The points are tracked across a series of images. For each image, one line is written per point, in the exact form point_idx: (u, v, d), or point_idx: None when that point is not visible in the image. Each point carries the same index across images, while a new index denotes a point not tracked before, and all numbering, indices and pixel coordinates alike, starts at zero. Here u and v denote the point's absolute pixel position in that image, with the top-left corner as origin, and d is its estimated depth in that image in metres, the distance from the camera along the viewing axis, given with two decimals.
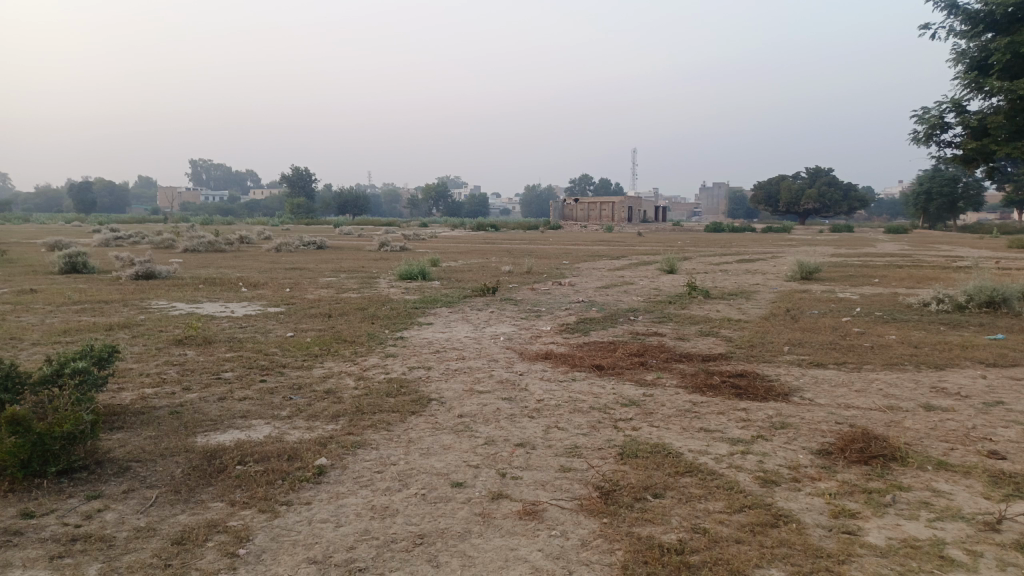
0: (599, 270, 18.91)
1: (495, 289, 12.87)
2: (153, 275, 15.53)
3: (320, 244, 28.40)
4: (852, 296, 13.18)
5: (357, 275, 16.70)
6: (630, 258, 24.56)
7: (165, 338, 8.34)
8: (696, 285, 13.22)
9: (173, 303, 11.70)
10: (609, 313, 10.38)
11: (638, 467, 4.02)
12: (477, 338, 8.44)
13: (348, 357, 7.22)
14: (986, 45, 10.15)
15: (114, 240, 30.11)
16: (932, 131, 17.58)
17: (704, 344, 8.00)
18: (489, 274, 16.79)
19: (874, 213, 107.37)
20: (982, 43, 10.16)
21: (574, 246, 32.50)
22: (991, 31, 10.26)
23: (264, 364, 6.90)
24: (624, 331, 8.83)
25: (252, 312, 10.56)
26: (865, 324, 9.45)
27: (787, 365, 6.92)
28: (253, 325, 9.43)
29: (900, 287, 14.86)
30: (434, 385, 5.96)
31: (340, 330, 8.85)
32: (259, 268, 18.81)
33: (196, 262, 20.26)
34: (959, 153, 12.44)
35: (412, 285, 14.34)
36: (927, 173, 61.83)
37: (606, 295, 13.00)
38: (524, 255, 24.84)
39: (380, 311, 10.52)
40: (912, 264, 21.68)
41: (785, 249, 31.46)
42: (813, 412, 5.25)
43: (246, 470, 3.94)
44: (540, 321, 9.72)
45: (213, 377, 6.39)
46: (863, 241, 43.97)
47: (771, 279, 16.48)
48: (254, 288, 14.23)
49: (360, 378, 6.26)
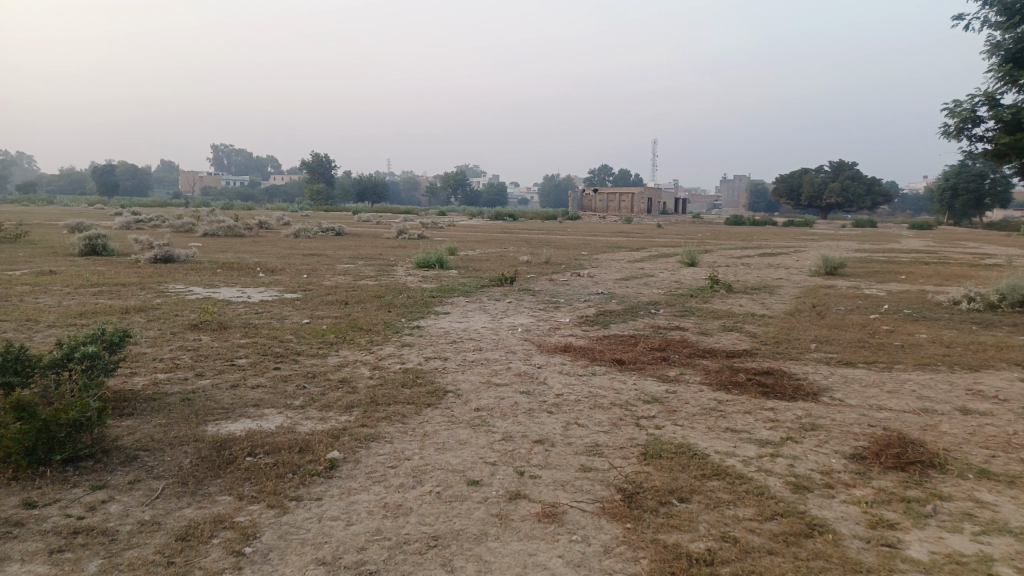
0: (618, 262, 18.69)
1: (513, 279, 12.70)
2: (171, 259, 15.53)
3: (339, 230, 28.37)
4: (879, 292, 12.87)
5: (375, 262, 16.61)
6: (649, 249, 24.28)
7: (180, 323, 8.27)
8: (719, 279, 12.97)
9: (189, 287, 11.65)
10: (629, 305, 10.19)
11: (663, 468, 3.85)
12: (494, 328, 8.29)
13: (364, 346, 7.09)
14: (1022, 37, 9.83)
15: (134, 223, 30.31)
16: (963, 125, 17.15)
17: (728, 340, 7.79)
18: (508, 263, 16.62)
19: (898, 208, 105.76)
20: (1018, 35, 9.84)
21: (592, 237, 32.23)
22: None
23: (278, 352, 6.79)
24: (645, 324, 8.63)
25: (268, 298, 10.49)
26: (893, 322, 9.18)
27: (815, 363, 6.69)
28: (269, 311, 9.35)
29: (928, 283, 14.50)
30: (450, 376, 5.82)
31: (356, 317, 8.74)
32: (277, 254, 18.77)
33: (215, 246, 20.27)
34: (992, 148, 12.10)
35: (429, 274, 14.21)
36: (954, 169, 60.70)
37: (626, 287, 12.79)
38: (542, 245, 24.64)
39: (397, 299, 10.40)
40: (939, 261, 21.23)
41: (808, 243, 31.00)
42: (844, 413, 5.04)
43: (256, 462, 3.82)
44: (559, 312, 9.55)
45: (227, 363, 6.29)
46: (887, 237, 43.19)
47: (795, 273, 16.18)
48: (272, 273, 14.17)
49: (375, 368, 6.13)
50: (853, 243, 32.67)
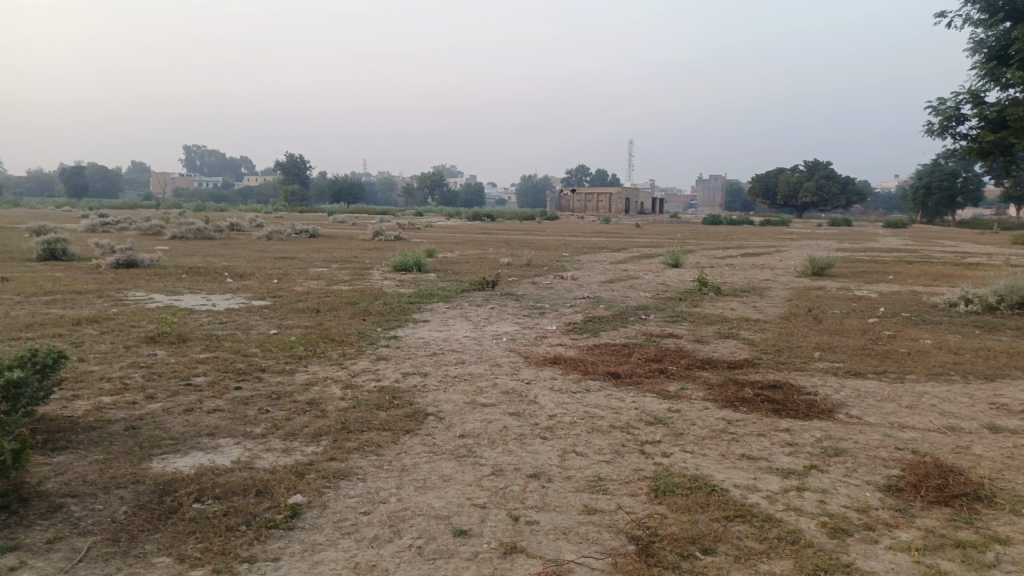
0: (601, 263, 18.21)
1: (494, 282, 12.16)
2: (134, 263, 14.78)
3: (313, 232, 27.60)
4: (871, 293, 12.52)
5: (350, 265, 15.98)
6: (631, 250, 23.88)
7: (136, 335, 7.62)
8: (707, 281, 12.55)
9: (150, 294, 10.95)
10: (617, 310, 9.70)
11: (678, 509, 3.34)
12: (477, 338, 7.74)
13: (336, 361, 6.51)
14: (1005, 35, 9.63)
15: (100, 225, 29.38)
16: (947, 123, 16.94)
17: (726, 348, 7.32)
18: (488, 266, 16.10)
19: (871, 206, 106.76)
20: (1002, 32, 9.63)
21: (572, 237, 31.85)
22: (1012, 20, 9.74)
23: (241, 368, 6.18)
24: (637, 331, 8.14)
25: (235, 306, 9.85)
26: (894, 326, 8.79)
27: (822, 375, 6.24)
28: (235, 320, 8.72)
29: (917, 284, 14.21)
30: (430, 395, 5.27)
31: (328, 327, 8.15)
32: (247, 257, 18.05)
33: (182, 250, 19.48)
34: (977, 146, 11.89)
35: (407, 277, 13.65)
36: (927, 167, 61.23)
37: (612, 291, 12.33)
38: (522, 246, 24.09)
39: (372, 306, 9.81)
40: (921, 261, 21.04)
41: (788, 244, 30.72)
42: (867, 435, 4.57)
43: (204, 510, 3.25)
44: (545, 319, 9.02)
45: (183, 383, 5.69)
46: (864, 236, 43.26)
47: (781, 274, 15.83)
48: (240, 278, 13.50)
49: (347, 387, 5.56)
50: (833, 243, 32.50)
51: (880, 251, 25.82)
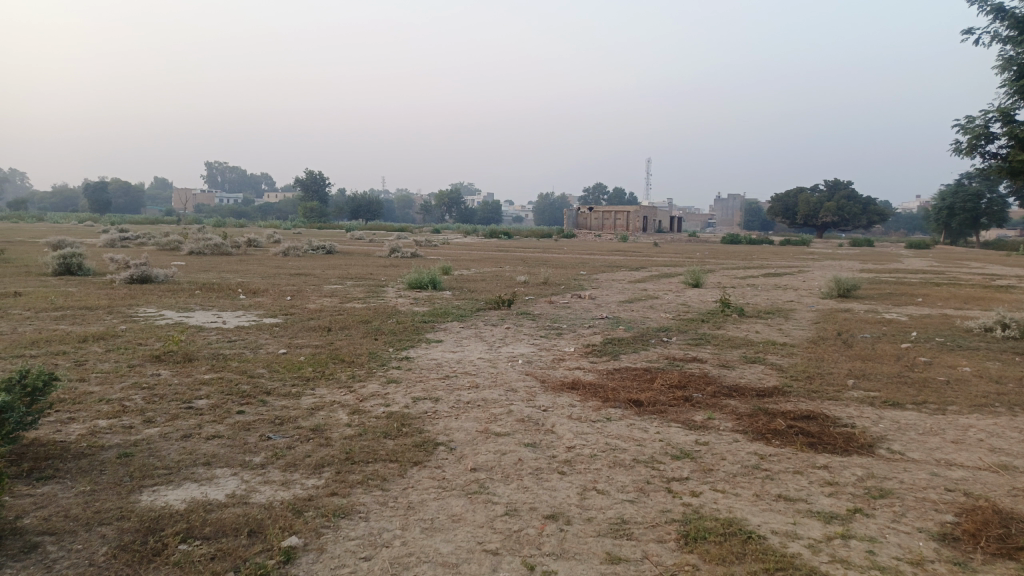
0: (619, 283, 17.90)
1: (511, 301, 11.89)
2: (148, 279, 14.67)
3: (329, 248, 27.50)
4: (900, 316, 12.10)
5: (365, 282, 15.79)
6: (649, 269, 23.55)
7: (142, 354, 7.40)
8: (730, 302, 12.19)
9: (161, 311, 10.79)
10: (637, 332, 9.37)
11: (712, 560, 3.02)
12: (492, 360, 7.44)
13: (344, 383, 6.24)
14: None
15: (119, 240, 29.49)
16: (976, 142, 16.52)
17: (753, 375, 6.96)
18: (505, 284, 15.83)
19: (893, 227, 105.54)
20: None
21: (590, 256, 31.59)
22: None
23: (245, 391, 5.93)
24: (658, 355, 7.81)
25: (246, 323, 9.64)
26: (928, 352, 8.38)
27: (858, 405, 5.87)
28: (244, 339, 8.49)
29: (947, 307, 13.74)
30: (442, 423, 4.98)
31: (339, 347, 7.90)
32: (263, 273, 17.92)
33: (198, 265, 19.41)
34: (1008, 166, 11.53)
35: (421, 295, 13.41)
36: (950, 188, 60.37)
37: (631, 311, 12.01)
38: (539, 264, 23.83)
39: (386, 325, 9.55)
40: (949, 283, 20.46)
41: (810, 264, 30.14)
42: (913, 474, 4.21)
43: (191, 553, 2.97)
44: (563, 340, 8.72)
45: (183, 405, 5.44)
46: (886, 256, 42.55)
47: (805, 296, 15.42)
48: (254, 295, 13.32)
49: (355, 412, 5.28)
50: (856, 263, 31.82)
51: (906, 273, 25.19)
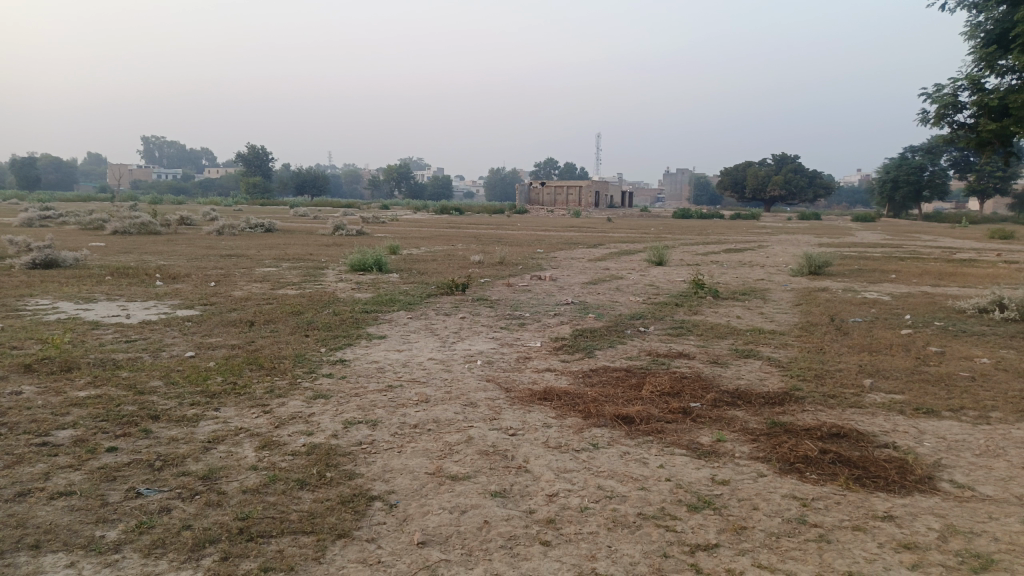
0: (579, 261, 16.83)
1: (464, 285, 10.66)
2: (54, 263, 12.93)
3: (268, 226, 25.66)
4: (882, 296, 11.28)
5: (302, 264, 14.35)
6: (607, 246, 22.53)
7: (9, 362, 5.95)
8: (703, 283, 11.22)
9: (56, 302, 9.22)
10: (609, 320, 8.26)
11: None
12: (444, 362, 6.23)
13: (258, 400, 4.97)
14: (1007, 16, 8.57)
15: (37, 219, 27.13)
16: (944, 111, 15.85)
17: (753, 374, 5.92)
18: (457, 265, 14.60)
19: (840, 199, 106.89)
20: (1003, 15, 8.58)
21: (544, 232, 30.40)
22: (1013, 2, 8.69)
23: (127, 416, 4.60)
24: (638, 350, 6.72)
25: (154, 317, 8.20)
26: (935, 339, 7.48)
27: (886, 415, 4.88)
28: (147, 339, 7.10)
29: (925, 284, 13.02)
30: (379, 461, 3.78)
31: (260, 348, 6.58)
32: (189, 255, 16.25)
33: (118, 247, 17.58)
34: (981, 138, 10.83)
35: (364, 279, 12.10)
36: (894, 161, 60.98)
37: (596, 294, 10.93)
38: (493, 242, 22.55)
39: (320, 317, 8.23)
40: (913, 257, 19.92)
41: (768, 239, 29.52)
42: (1004, 523, 3.20)
43: None
44: (527, 333, 7.55)
45: (34, 441, 4.10)
46: (835, 229, 42.53)
47: (775, 273, 14.63)
48: (174, 281, 11.78)
49: (264, 447, 4.03)
50: (811, 237, 31.46)
51: (862, 247, 24.76)
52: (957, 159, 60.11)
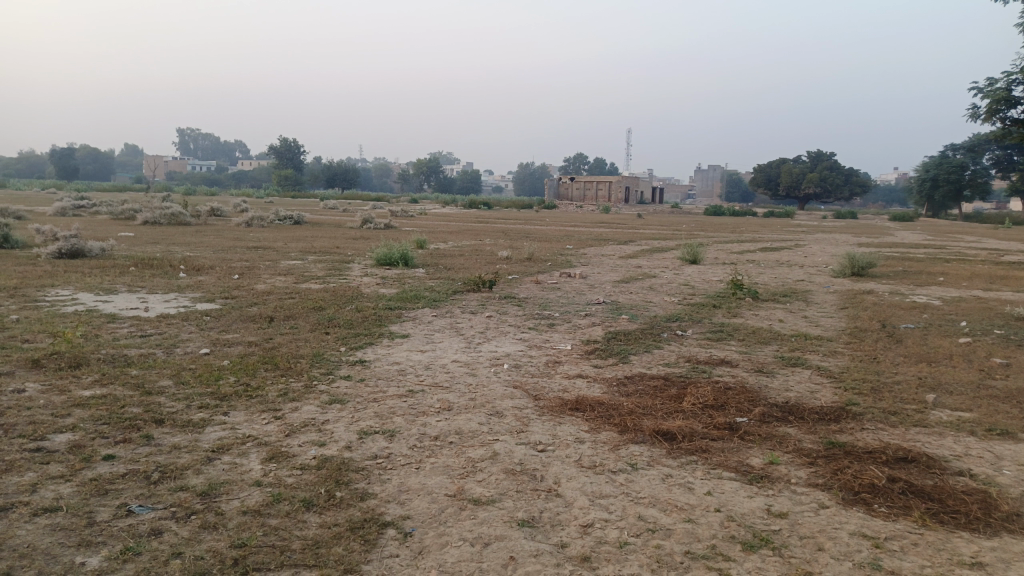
0: (610, 258, 16.37)
1: (492, 282, 10.30)
2: (80, 253, 12.84)
3: (296, 218, 25.58)
4: (931, 300, 10.67)
5: (328, 258, 14.12)
6: (638, 243, 22.02)
7: (18, 356, 5.72)
8: (742, 283, 10.71)
9: (76, 293, 9.05)
10: (644, 322, 7.82)
11: None
12: (469, 365, 5.86)
13: (269, 405, 4.65)
14: None
15: (71, 209, 27.39)
16: (996, 107, 15.06)
17: (802, 386, 5.45)
18: (485, 260, 14.25)
19: (876, 198, 104.47)
20: None
21: (573, 228, 29.91)
22: None
23: (131, 419, 4.31)
24: (676, 356, 6.28)
25: (173, 311, 7.97)
26: (997, 349, 6.92)
27: (956, 437, 4.40)
28: (163, 334, 6.85)
29: (976, 288, 12.34)
30: (395, 480, 3.42)
31: (277, 346, 6.28)
32: (216, 246, 16.11)
33: (147, 237, 17.53)
34: None
35: (390, 273, 11.80)
36: (935, 159, 59.19)
37: (629, 294, 10.49)
38: (521, 237, 22.15)
39: (341, 314, 7.92)
40: (959, 259, 19.09)
41: (803, 237, 28.69)
42: None
43: None
44: (556, 335, 7.14)
45: (28, 446, 3.82)
46: (872, 229, 41.32)
47: (815, 274, 14.03)
48: (198, 273, 11.59)
49: (271, 459, 3.70)
50: (850, 236, 30.51)
51: (903, 247, 23.88)
52: (1000, 158, 58.16)
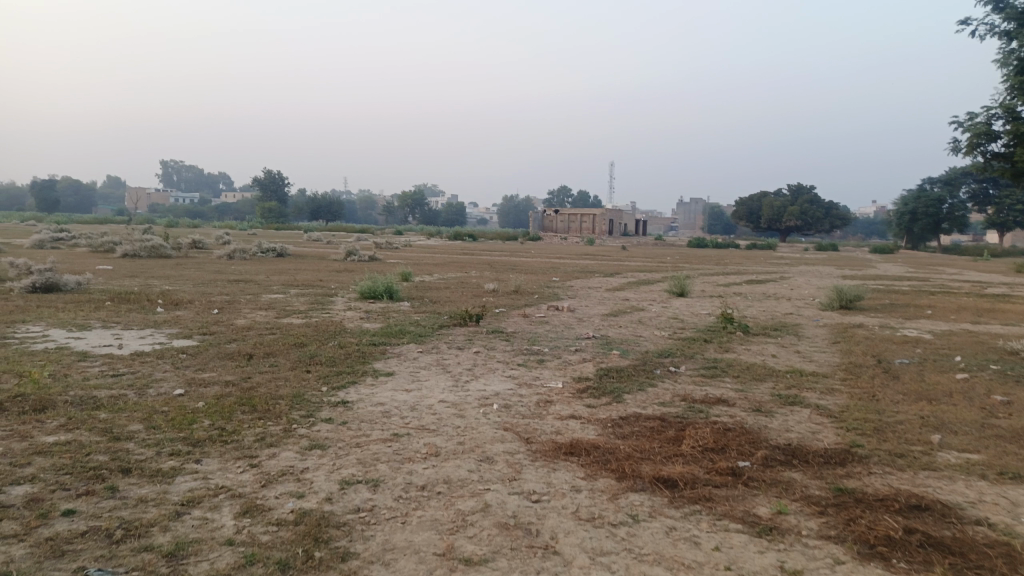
0: (597, 291, 16.22)
1: (479, 316, 10.08)
2: (54, 288, 12.48)
3: (280, 251, 25.28)
4: (922, 334, 10.57)
5: (311, 291, 13.84)
6: (624, 275, 21.92)
7: None
8: (732, 317, 10.57)
9: (48, 330, 8.73)
10: (635, 358, 7.62)
11: None
12: (457, 405, 5.62)
13: (245, 451, 4.38)
14: None
15: (49, 241, 26.92)
16: (977, 141, 15.18)
17: (803, 427, 5.26)
18: (471, 294, 14.03)
19: (856, 230, 105.77)
20: None
21: (558, 260, 29.82)
22: None
23: (95, 468, 4.02)
24: (671, 394, 6.07)
25: (148, 348, 7.67)
26: (995, 386, 6.78)
27: (967, 481, 4.22)
28: (135, 373, 6.55)
29: (965, 321, 12.28)
30: (380, 537, 3.17)
31: (256, 386, 6.01)
32: (196, 280, 15.79)
33: (125, 270, 17.17)
34: None
35: (374, 308, 11.55)
36: (913, 193, 60.03)
37: (618, 328, 10.31)
38: (507, 269, 22.00)
39: (323, 350, 7.65)
40: (944, 291, 19.13)
41: (788, 270, 28.78)
42: None
43: None
44: (547, 372, 6.92)
45: None
46: (855, 261, 41.53)
47: (804, 307, 13.95)
48: (177, 307, 11.28)
49: (246, 514, 3.43)
50: (833, 269, 30.69)
51: (887, 279, 23.97)
52: (976, 191, 59.14)
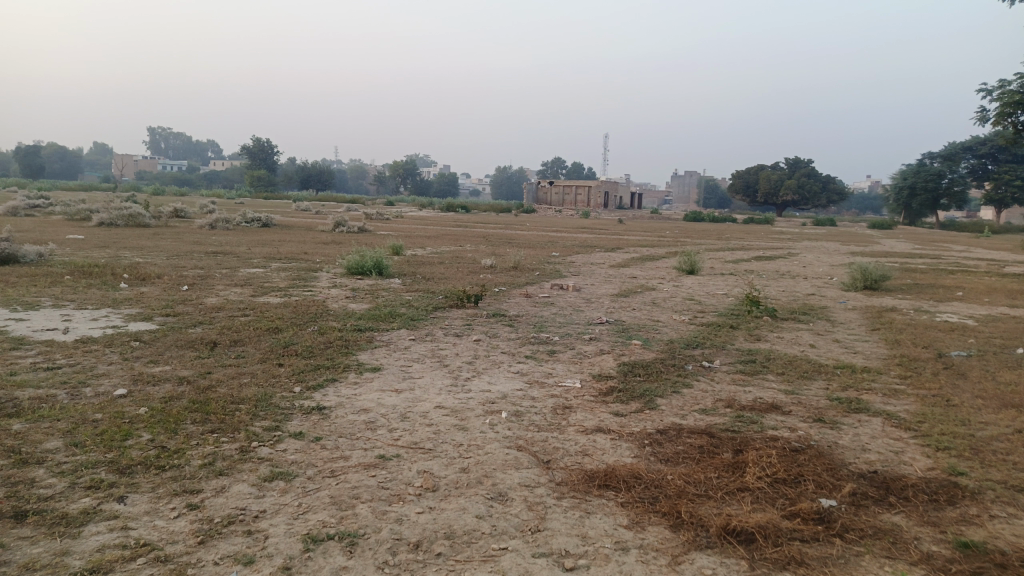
0: (602, 267, 15.19)
1: (477, 296, 9.07)
2: (11, 259, 11.37)
3: (265, 221, 24.08)
4: (964, 320, 9.59)
5: (294, 265, 12.79)
6: (626, 250, 20.87)
7: None
8: (756, 299, 9.57)
9: None
10: (660, 350, 6.63)
11: None
12: (458, 412, 4.61)
13: (186, 484, 3.36)
14: None
15: (24, 209, 25.66)
16: (1007, 110, 13.90)
17: (882, 445, 4.28)
18: (467, 270, 13.00)
19: (852, 204, 104.58)
20: None
21: (555, 233, 28.66)
22: None
23: None
24: (712, 398, 5.08)
25: (97, 333, 6.63)
26: None
27: None
28: (74, 366, 5.50)
29: (1002, 306, 11.28)
30: None
31: (215, 386, 4.98)
32: (172, 251, 14.69)
33: (98, 240, 16.04)
34: None
35: (362, 285, 10.50)
36: (912, 168, 58.76)
37: (632, 310, 9.31)
38: (503, 243, 20.91)
39: (300, 338, 6.62)
40: (964, 270, 18.10)
41: (793, 245, 27.84)
42: None
43: None
44: (560, 367, 5.91)
45: None
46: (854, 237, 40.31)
47: (824, 287, 12.95)
48: (146, 283, 10.21)
49: None
50: (836, 245, 29.77)
51: (897, 257, 22.95)
52: (975, 167, 57.97)
